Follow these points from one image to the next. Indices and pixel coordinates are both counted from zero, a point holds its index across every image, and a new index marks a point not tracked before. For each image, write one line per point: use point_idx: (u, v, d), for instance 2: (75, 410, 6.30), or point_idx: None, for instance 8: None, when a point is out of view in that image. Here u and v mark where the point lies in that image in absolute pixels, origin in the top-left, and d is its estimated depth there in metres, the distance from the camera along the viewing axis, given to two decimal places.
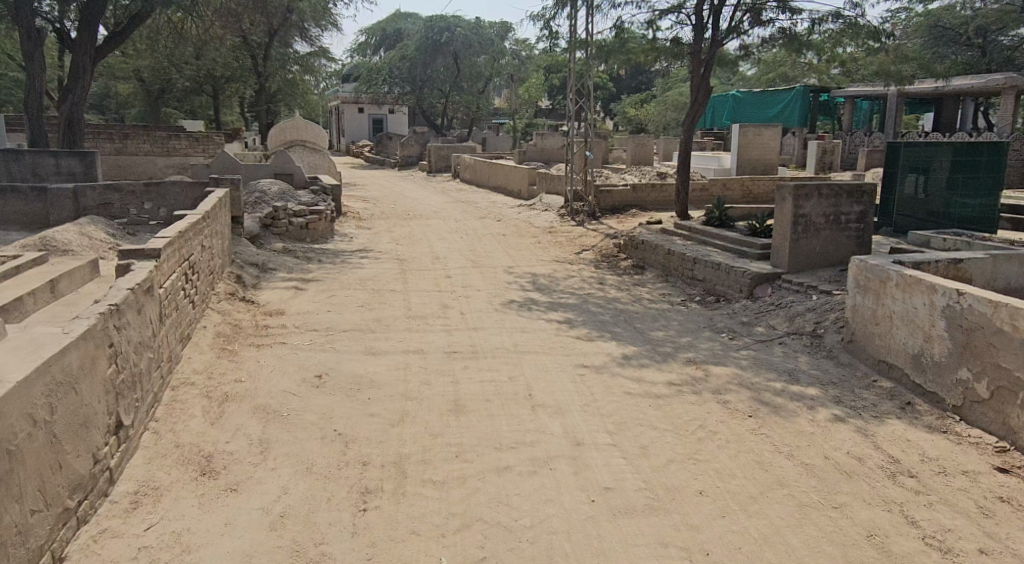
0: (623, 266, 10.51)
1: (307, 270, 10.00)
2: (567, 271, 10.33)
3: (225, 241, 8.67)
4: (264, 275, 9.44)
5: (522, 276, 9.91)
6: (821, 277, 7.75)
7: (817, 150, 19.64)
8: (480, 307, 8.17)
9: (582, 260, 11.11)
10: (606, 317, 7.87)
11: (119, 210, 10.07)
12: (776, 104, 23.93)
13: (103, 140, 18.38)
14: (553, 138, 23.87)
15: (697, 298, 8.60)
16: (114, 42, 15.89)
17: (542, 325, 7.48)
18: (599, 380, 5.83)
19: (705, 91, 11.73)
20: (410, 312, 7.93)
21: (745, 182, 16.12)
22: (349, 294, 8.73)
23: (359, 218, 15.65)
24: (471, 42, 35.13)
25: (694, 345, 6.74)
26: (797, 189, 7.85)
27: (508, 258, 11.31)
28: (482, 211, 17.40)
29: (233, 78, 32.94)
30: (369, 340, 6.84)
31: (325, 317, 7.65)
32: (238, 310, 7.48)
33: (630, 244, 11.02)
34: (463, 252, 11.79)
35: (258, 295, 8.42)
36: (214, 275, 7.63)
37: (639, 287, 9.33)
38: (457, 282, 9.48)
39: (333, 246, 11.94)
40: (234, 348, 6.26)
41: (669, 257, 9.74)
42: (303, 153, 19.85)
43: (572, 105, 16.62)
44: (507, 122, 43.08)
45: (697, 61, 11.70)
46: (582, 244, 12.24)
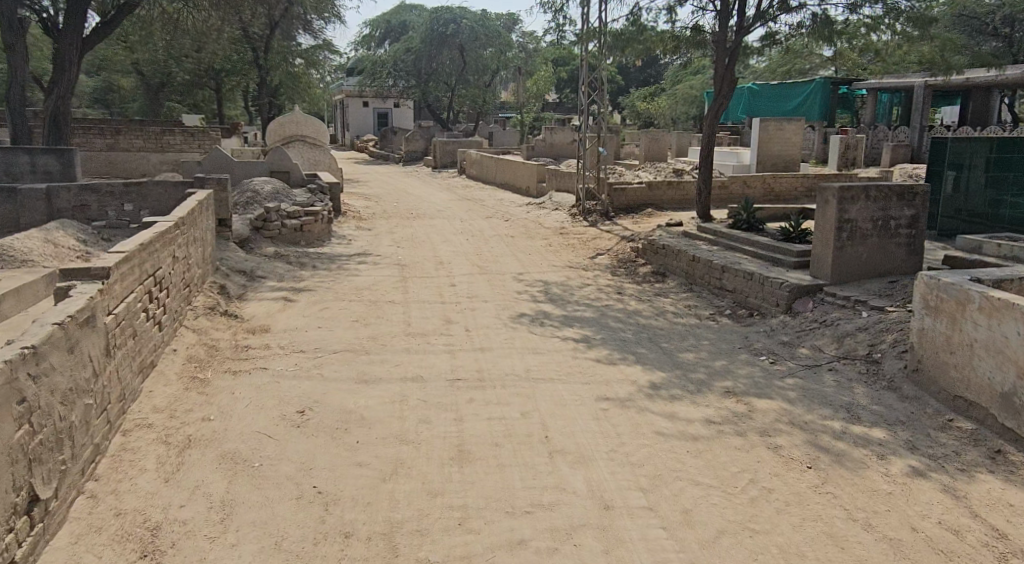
0: (642, 273, 9.70)
1: (299, 278, 9.23)
2: (582, 279, 9.52)
3: (207, 248, 7.90)
4: (251, 285, 8.66)
5: (532, 285, 9.11)
6: (869, 290, 6.92)
7: (840, 145, 18.69)
8: (486, 322, 7.36)
9: (597, 266, 10.29)
10: (627, 335, 7.06)
11: (97, 213, 9.37)
12: (795, 97, 22.96)
13: (94, 135, 17.68)
14: (563, 133, 23.01)
15: (726, 311, 7.79)
16: (101, 32, 15.12)
17: (556, 345, 6.67)
18: (625, 417, 5.01)
19: (730, 83, 10.86)
20: (410, 329, 7.14)
21: (767, 180, 15.34)
22: (344, 306, 7.94)
23: (359, 218, 14.87)
24: (478, 35, 34.28)
25: (731, 371, 5.92)
26: (843, 191, 7.02)
27: (517, 263, 10.52)
28: (488, 210, 16.62)
29: (234, 71, 32.23)
30: (362, 365, 6.04)
31: (315, 336, 6.86)
32: (218, 328, 6.70)
33: (649, 248, 10.20)
34: (469, 257, 11.00)
35: (242, 309, 7.64)
36: (190, 288, 6.85)
37: (660, 298, 8.52)
38: (462, 292, 8.69)
39: (330, 250, 11.17)
40: (206, 377, 5.47)
41: (693, 264, 8.93)
42: (303, 149, 19.08)
43: (584, 98, 15.77)
44: (514, 116, 42.21)
45: (721, 50, 10.82)
46: (597, 247, 11.44)
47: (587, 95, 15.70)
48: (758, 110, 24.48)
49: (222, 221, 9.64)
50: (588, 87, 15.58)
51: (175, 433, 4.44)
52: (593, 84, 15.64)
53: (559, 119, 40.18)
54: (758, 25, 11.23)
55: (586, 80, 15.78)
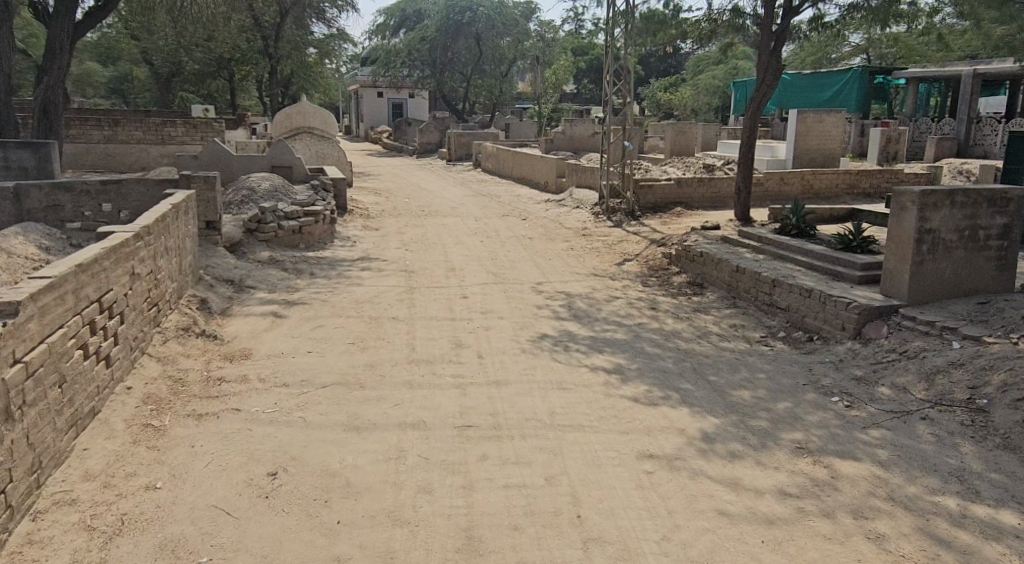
0: (677, 285, 8.66)
1: (295, 287, 8.30)
2: (609, 291, 8.49)
3: (185, 257, 6.96)
4: (239, 296, 7.74)
5: (553, 298, 8.11)
6: (955, 314, 5.83)
7: (880, 138, 17.42)
8: (503, 347, 6.37)
9: (626, 274, 9.27)
10: (667, 364, 6.04)
11: (71, 215, 8.47)
12: (829, 88, 21.71)
13: (91, 127, 16.85)
14: (583, 125, 21.89)
15: (779, 334, 6.73)
16: (94, 16, 14.21)
17: (584, 379, 5.66)
18: (675, 485, 3.99)
19: (775, 71, 9.72)
20: (413, 355, 6.16)
21: (805, 175, 14.20)
22: (340, 324, 6.98)
23: (367, 216, 13.94)
24: (494, 24, 33.16)
25: (798, 416, 4.87)
26: (925, 196, 5.92)
27: (537, 270, 9.53)
28: (505, 208, 15.63)
29: (244, 60, 31.37)
30: (354, 406, 5.06)
31: (302, 364, 5.88)
32: (190, 356, 5.76)
33: (684, 255, 9.15)
34: (484, 262, 10.02)
35: (223, 329, 6.70)
36: (158, 308, 5.91)
37: (700, 316, 7.47)
38: (474, 307, 7.71)
39: (332, 254, 10.22)
40: (163, 424, 4.53)
41: (737, 275, 7.87)
42: (310, 142, 18.15)
43: (608, 89, 14.68)
44: (531, 108, 41.03)
45: (765, 34, 9.67)
46: (624, 252, 10.42)
47: (611, 85, 14.58)
48: (789, 101, 23.49)
49: (209, 223, 8.71)
50: (611, 76, 14.43)
51: (106, 511, 3.50)
52: (617, 72, 14.54)
53: (577, 110, 39.01)
54: (807, 7, 10.16)
55: (609, 68, 14.66)
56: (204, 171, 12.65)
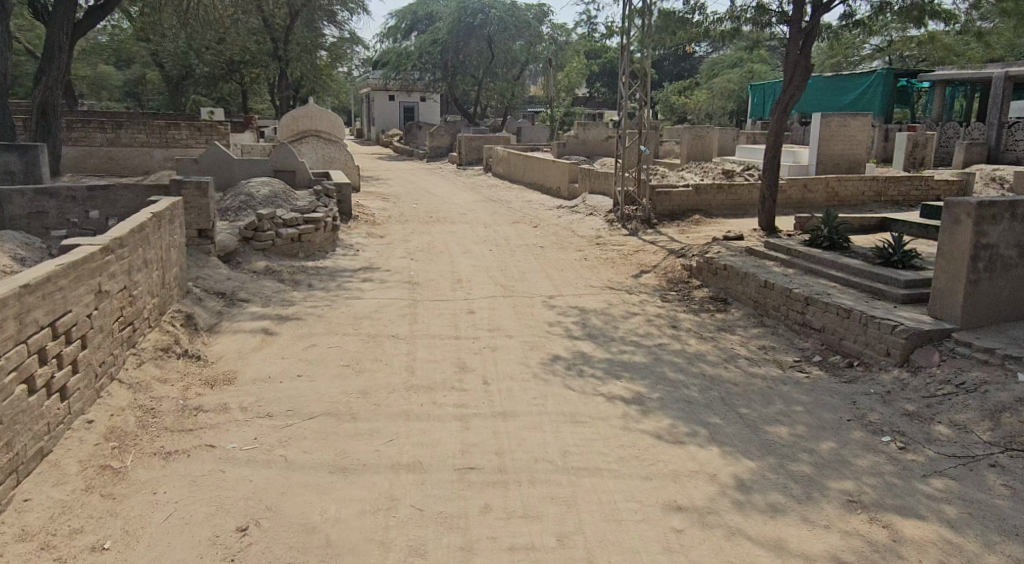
0: (699, 300, 8.07)
1: (290, 301, 7.79)
2: (626, 306, 7.91)
3: (170, 269, 6.46)
4: (230, 310, 7.24)
5: (566, 314, 7.55)
6: (1017, 340, 5.22)
7: (907, 143, 16.76)
8: (512, 372, 5.81)
9: (644, 288, 8.69)
10: (693, 392, 5.45)
11: (56, 222, 7.98)
12: (852, 90, 21.05)
13: (93, 129, 16.45)
14: (597, 128, 21.32)
15: (814, 357, 6.13)
16: (95, 14, 13.78)
17: (600, 410, 5.08)
18: (709, 549, 3.41)
19: (804, 71, 9.10)
20: (411, 380, 5.60)
21: (831, 182, 13.59)
22: (335, 343, 6.44)
23: (373, 222, 13.43)
24: (507, 26, 32.68)
25: (846, 460, 4.27)
26: (983, 208, 5.33)
27: (549, 283, 8.96)
28: (515, 214, 15.09)
29: (254, 62, 30.99)
30: (344, 443, 4.50)
31: (289, 390, 5.33)
32: (167, 381, 5.23)
33: (706, 267, 8.56)
34: (493, 273, 9.48)
35: (208, 348, 6.18)
36: (135, 327, 5.40)
37: (726, 335, 6.88)
38: (480, 324, 7.16)
39: (332, 264, 9.70)
40: (125, 465, 4.00)
41: (765, 291, 7.27)
42: (317, 145, 17.62)
43: (625, 91, 14.12)
44: (543, 111, 40.48)
45: (794, 31, 9.07)
46: (641, 263, 9.84)
47: (628, 87, 14.01)
48: (807, 105, 22.83)
49: (201, 232, 8.20)
50: (628, 77, 13.84)
51: None
52: (634, 74, 13.96)
53: (590, 114, 38.44)
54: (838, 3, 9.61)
55: (625, 69, 14.10)
56: (204, 176, 12.16)
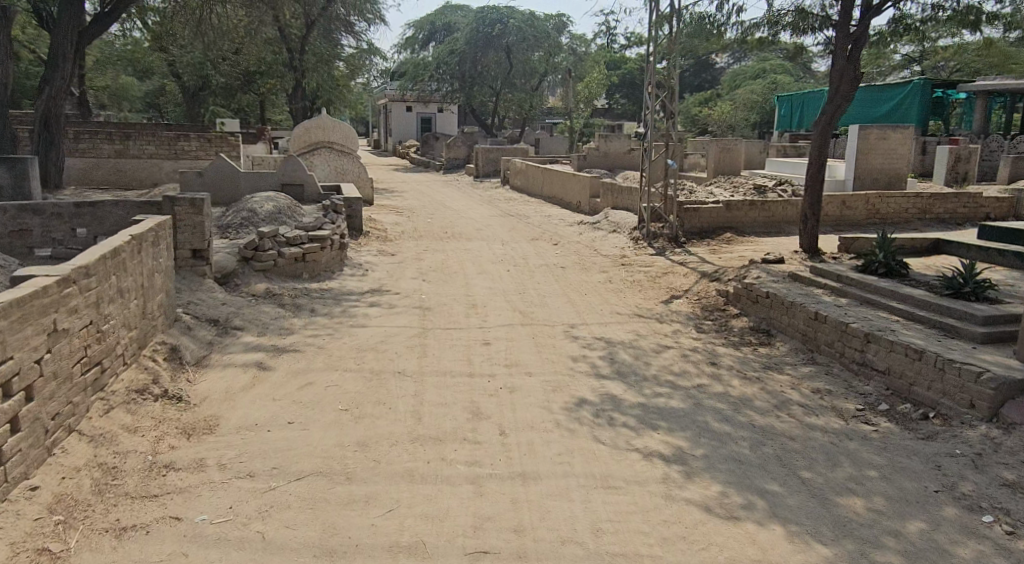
0: (739, 332, 7.32)
1: (290, 329, 7.14)
2: (657, 338, 7.17)
3: (153, 297, 5.82)
4: (222, 340, 6.59)
5: (593, 348, 6.82)
6: None
7: (948, 157, 15.90)
8: (533, 421, 5.09)
9: (675, 316, 7.96)
10: (742, 448, 4.70)
11: (40, 240, 7.42)
12: (887, 101, 20.23)
13: (101, 140, 15.98)
14: (618, 140, 20.60)
15: (879, 405, 5.36)
16: (101, 23, 13.30)
17: (636, 473, 4.33)
18: None
19: (852, 78, 8.36)
20: (417, 430, 4.90)
21: (870, 199, 12.82)
22: (335, 381, 5.75)
23: (385, 238, 12.81)
24: (525, 37, 32.18)
25: (941, 549, 3.51)
26: None
27: (571, 309, 8.26)
28: (534, 230, 14.41)
29: (270, 73, 30.65)
30: (335, 515, 3.79)
31: (277, 441, 4.64)
32: (137, 430, 4.56)
33: (745, 294, 7.81)
34: (511, 297, 8.79)
35: (192, 386, 5.51)
36: (103, 368, 4.74)
37: (773, 375, 6.11)
38: (497, 359, 6.45)
39: (339, 285, 9.06)
40: (66, 548, 3.32)
41: (815, 324, 6.52)
42: (330, 158, 16.99)
43: (651, 101, 13.38)
44: (561, 122, 39.90)
45: (841, 36, 8.33)
46: (671, 288, 9.12)
47: (654, 97, 13.27)
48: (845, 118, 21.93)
49: (196, 252, 7.58)
50: (656, 86, 13.08)
51: None
52: (660, 84, 13.21)
53: (609, 126, 37.80)
54: (887, 6, 8.85)
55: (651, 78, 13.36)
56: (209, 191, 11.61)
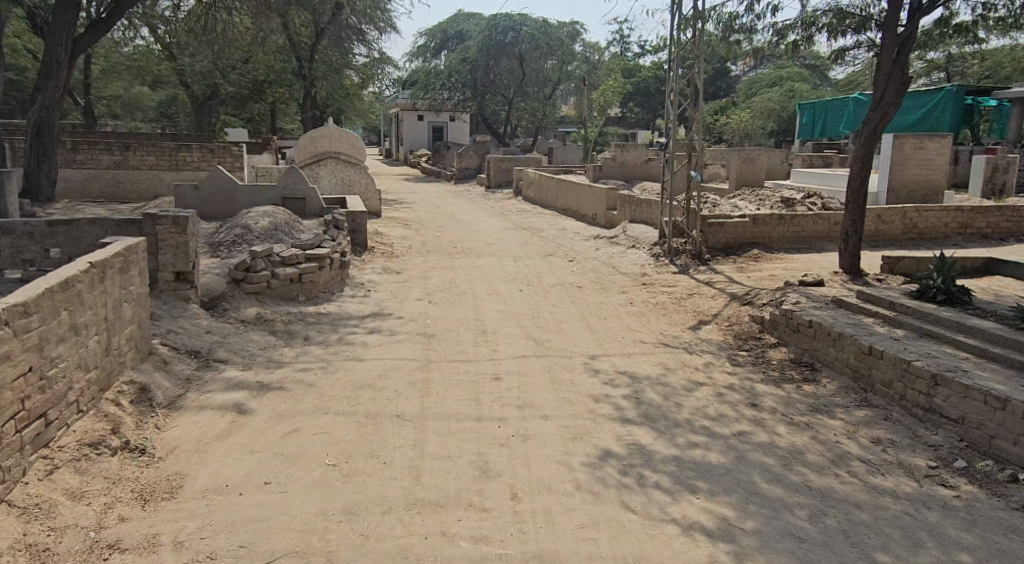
0: (779, 366, 6.56)
1: (279, 361, 6.47)
2: (688, 373, 6.41)
3: (121, 332, 5.14)
4: (203, 375, 5.92)
5: (616, 386, 6.10)
6: None
7: (984, 167, 15.05)
8: (551, 482, 4.36)
9: (705, 345, 7.21)
10: (801, 520, 3.95)
11: (9, 263, 6.80)
12: (916, 109, 19.48)
13: (100, 151, 15.39)
14: (636, 150, 19.84)
15: (954, 460, 4.60)
16: (98, 30, 12.74)
17: (676, 554, 3.60)
18: None
19: (899, 84, 7.64)
20: (416, 494, 4.18)
21: (907, 213, 12.03)
22: (324, 428, 5.04)
23: (390, 254, 12.14)
24: (539, 45, 31.57)
25: None
26: None
27: (591, 337, 7.52)
28: (548, 245, 13.69)
29: (279, 81, 30.14)
30: None
31: (250, 509, 3.94)
32: (84, 496, 3.85)
33: (784, 321, 7.05)
34: (524, 322, 8.07)
35: (161, 434, 4.82)
36: (48, 420, 4.04)
37: (823, 419, 5.36)
38: (508, 400, 5.73)
39: (338, 309, 8.38)
40: None
41: (869, 360, 5.76)
42: (336, 168, 16.47)
43: (673, 108, 12.67)
44: (574, 130, 39.22)
45: (888, 38, 7.61)
46: (699, 312, 8.37)
47: (676, 105, 12.55)
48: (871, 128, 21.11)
49: (180, 274, 6.93)
50: (679, 92, 12.37)
51: None
52: (684, 90, 12.47)
53: (624, 135, 37.14)
54: (937, 5, 8.13)
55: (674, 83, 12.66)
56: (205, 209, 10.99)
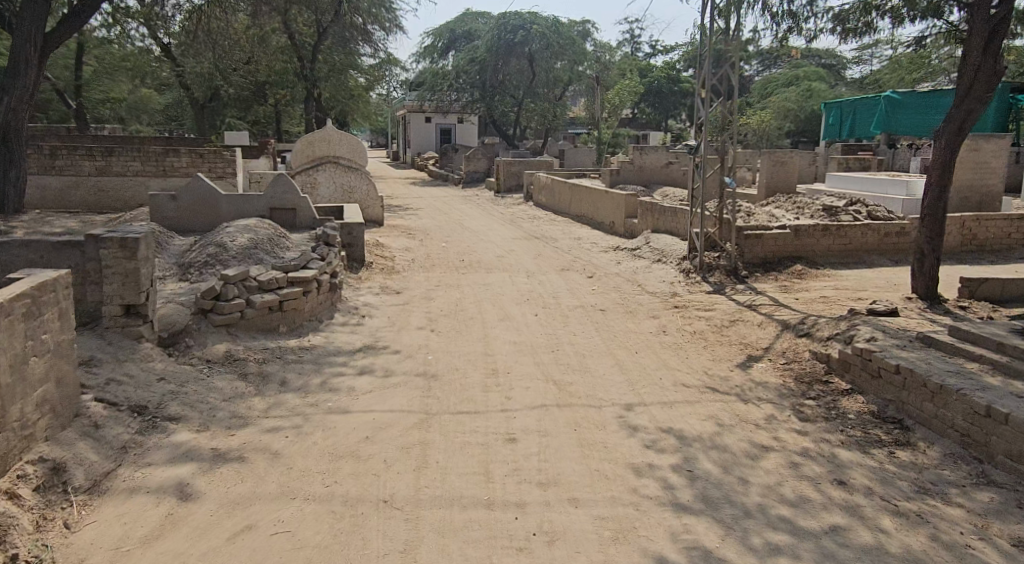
0: (859, 422, 5.31)
1: (245, 415, 5.28)
2: (748, 432, 5.17)
3: (26, 394, 3.96)
4: (146, 439, 4.73)
5: (661, 451, 4.87)
6: None
7: None
8: None
9: (762, 391, 5.96)
10: None
11: None
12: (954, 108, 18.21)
13: (82, 156, 14.29)
14: (655, 152, 18.59)
15: None
16: (70, 24, 11.62)
17: None
18: None
19: (992, 75, 6.40)
20: None
21: (967, 222, 10.73)
22: (287, 526, 3.84)
23: (391, 270, 10.96)
24: (550, 44, 30.24)
25: None
26: None
27: (622, 379, 6.30)
28: (564, 258, 12.47)
29: (282, 83, 29.05)
30: None
31: None
32: None
33: (859, 363, 5.80)
34: (542, 359, 6.86)
35: (68, 537, 3.63)
36: None
37: (939, 507, 4.11)
38: (527, 475, 4.52)
39: (324, 341, 7.21)
40: None
41: (987, 423, 4.51)
42: (334, 173, 15.31)
43: (704, 107, 11.47)
44: (585, 132, 38.07)
45: (980, 20, 6.33)
46: (748, 345, 7.15)
47: (709, 103, 11.35)
48: (904, 128, 19.75)
49: (129, 307, 5.77)
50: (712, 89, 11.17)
51: None
52: (717, 87, 11.26)
53: (637, 135, 35.90)
54: None
55: (705, 79, 11.46)
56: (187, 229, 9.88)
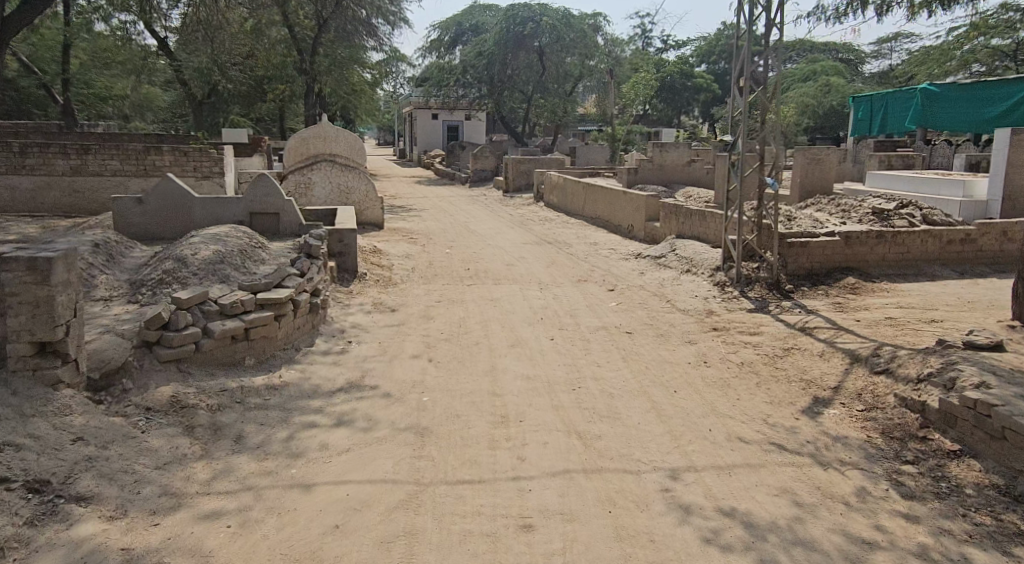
0: (983, 501, 4.05)
1: (180, 491, 4.05)
2: (839, 518, 3.91)
3: None
4: (34, 534, 3.52)
5: (727, 550, 3.63)
6: None
7: None
8: None
9: (845, 451, 4.69)
10: None
11: None
12: (995, 103, 16.71)
13: (55, 154, 13.09)
14: (676, 150, 17.30)
15: None
16: (31, 8, 10.42)
17: None
18: None
19: None
20: None
21: None
22: None
23: (387, 282, 9.73)
24: (561, 37, 28.92)
25: None
26: None
27: (663, 433, 5.03)
28: (581, 267, 11.21)
29: (279, 79, 27.86)
30: None
31: None
32: None
33: (972, 418, 4.53)
34: (562, 403, 5.59)
35: None
36: None
37: None
38: None
39: (299, 377, 5.98)
40: None
41: None
42: (330, 173, 14.02)
43: (740, 98, 10.18)
44: (596, 129, 36.83)
45: None
46: (812, 383, 5.88)
47: (746, 92, 10.07)
48: (939, 122, 18.30)
49: (43, 345, 4.56)
50: (751, 76, 9.87)
51: None
52: (756, 76, 9.97)
53: (651, 131, 34.55)
54: None
55: (743, 67, 10.18)
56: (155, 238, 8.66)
